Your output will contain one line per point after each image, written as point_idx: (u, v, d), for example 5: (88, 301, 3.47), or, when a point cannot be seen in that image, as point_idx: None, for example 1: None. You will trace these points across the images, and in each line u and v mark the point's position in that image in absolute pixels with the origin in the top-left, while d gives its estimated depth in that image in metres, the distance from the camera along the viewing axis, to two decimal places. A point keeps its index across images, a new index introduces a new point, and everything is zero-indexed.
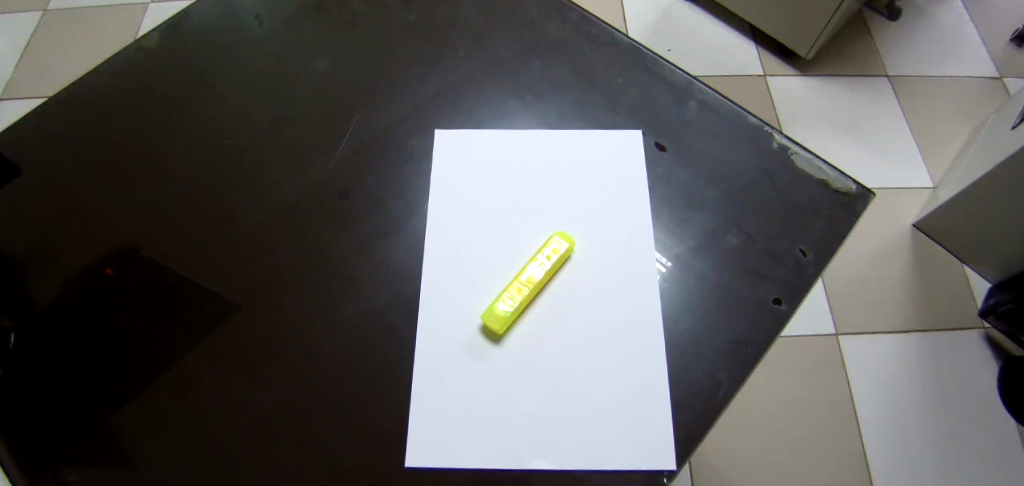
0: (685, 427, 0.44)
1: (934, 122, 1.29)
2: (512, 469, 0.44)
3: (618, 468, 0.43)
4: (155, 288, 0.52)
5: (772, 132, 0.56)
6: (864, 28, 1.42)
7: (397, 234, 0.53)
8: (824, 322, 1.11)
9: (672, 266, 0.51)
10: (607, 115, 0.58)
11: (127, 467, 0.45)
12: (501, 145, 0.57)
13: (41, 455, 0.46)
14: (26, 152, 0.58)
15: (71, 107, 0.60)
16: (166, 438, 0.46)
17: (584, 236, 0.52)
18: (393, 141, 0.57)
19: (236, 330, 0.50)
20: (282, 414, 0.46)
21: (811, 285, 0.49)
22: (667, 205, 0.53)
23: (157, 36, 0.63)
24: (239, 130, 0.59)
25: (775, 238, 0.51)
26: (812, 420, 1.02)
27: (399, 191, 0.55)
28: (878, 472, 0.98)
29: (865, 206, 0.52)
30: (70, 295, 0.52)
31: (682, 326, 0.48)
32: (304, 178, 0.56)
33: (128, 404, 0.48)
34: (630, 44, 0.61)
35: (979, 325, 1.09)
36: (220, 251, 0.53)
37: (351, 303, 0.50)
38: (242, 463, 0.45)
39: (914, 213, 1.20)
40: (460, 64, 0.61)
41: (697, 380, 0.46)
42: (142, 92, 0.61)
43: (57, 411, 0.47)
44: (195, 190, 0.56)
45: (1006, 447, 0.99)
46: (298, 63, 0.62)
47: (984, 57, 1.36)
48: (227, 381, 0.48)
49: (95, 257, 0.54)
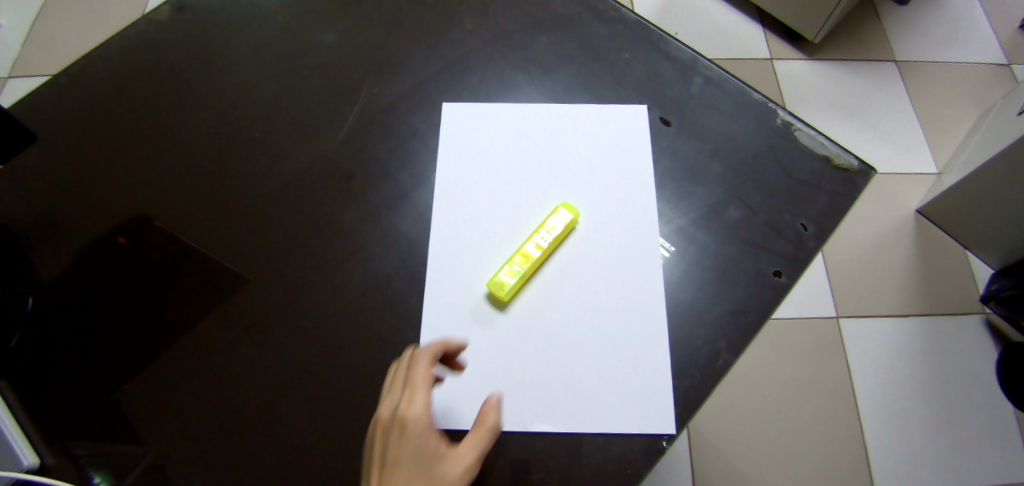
0: (684, 394, 0.46)
1: (939, 109, 1.28)
2: (514, 431, 0.45)
3: (620, 433, 0.45)
4: (167, 256, 0.53)
5: (776, 108, 0.56)
6: (873, 10, 1.40)
7: (404, 204, 0.54)
8: (825, 305, 1.12)
9: (675, 238, 0.51)
10: (613, 89, 0.58)
11: (145, 434, 0.47)
12: (506, 119, 0.57)
13: (60, 418, 0.48)
14: (41, 122, 0.59)
15: (80, 78, 0.60)
16: (181, 401, 0.48)
17: (588, 207, 0.53)
18: (401, 113, 0.58)
19: (246, 298, 0.51)
20: (293, 380, 0.48)
21: (810, 258, 0.50)
22: (671, 178, 0.54)
23: (169, 9, 0.64)
24: (248, 101, 0.59)
25: (778, 212, 0.52)
26: (811, 402, 1.03)
27: (407, 162, 0.55)
28: (875, 452, 1.00)
29: (867, 182, 0.52)
30: (83, 264, 0.53)
31: (684, 295, 0.49)
32: (312, 149, 0.57)
33: (144, 369, 0.49)
34: (637, 20, 0.61)
35: (980, 310, 1.10)
36: (231, 219, 0.54)
37: (360, 271, 0.51)
38: (253, 428, 0.46)
39: (918, 199, 1.20)
40: (466, 38, 0.61)
41: (697, 349, 0.47)
42: (151, 65, 0.61)
43: (73, 373, 0.49)
44: (205, 162, 0.57)
45: (1001, 429, 1.01)
46: (306, 34, 0.62)
47: (993, 44, 1.35)
48: (238, 348, 0.49)
49: (108, 226, 0.55)
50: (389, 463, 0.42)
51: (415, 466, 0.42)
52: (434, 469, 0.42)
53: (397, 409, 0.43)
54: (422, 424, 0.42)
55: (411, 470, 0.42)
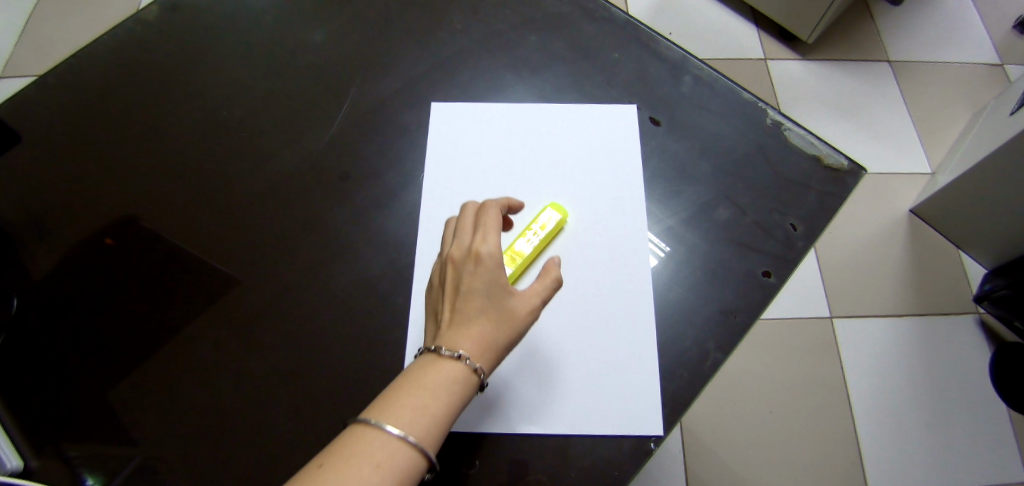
0: (672, 395, 0.46)
1: (932, 109, 1.29)
2: (501, 433, 0.45)
3: (608, 434, 0.45)
4: (154, 257, 0.53)
5: (766, 107, 0.56)
6: (866, 11, 1.40)
7: (392, 205, 0.53)
8: (818, 305, 1.12)
9: (663, 239, 0.51)
10: (603, 89, 0.58)
11: (131, 436, 0.46)
12: (495, 119, 0.57)
13: (45, 421, 0.47)
14: (27, 122, 0.58)
15: (67, 78, 0.60)
16: (167, 403, 0.47)
17: (577, 208, 0.53)
18: (390, 113, 0.57)
19: (233, 300, 0.51)
20: (280, 381, 0.47)
21: (799, 258, 0.50)
22: (660, 178, 0.53)
23: (157, 9, 0.63)
24: (236, 101, 0.59)
25: (767, 213, 0.52)
26: (804, 402, 1.03)
27: (395, 162, 0.55)
28: (868, 452, 1.00)
29: (857, 182, 0.52)
30: (69, 266, 0.53)
31: (673, 296, 0.49)
32: (300, 149, 0.56)
33: (130, 371, 0.49)
34: (627, 19, 0.61)
35: (973, 310, 1.10)
36: (218, 219, 0.54)
37: (347, 272, 0.51)
38: (240, 430, 0.46)
39: (912, 199, 1.20)
40: (456, 38, 0.61)
41: (685, 350, 0.47)
42: (138, 65, 0.61)
43: (58, 376, 0.49)
44: (192, 162, 0.56)
45: (994, 429, 1.01)
46: (294, 34, 0.62)
47: (986, 44, 1.35)
48: (224, 350, 0.49)
49: (95, 227, 0.54)
50: (463, 292, 0.41)
51: (489, 294, 0.41)
52: (506, 302, 0.41)
53: (470, 247, 0.42)
54: (496, 257, 0.42)
55: (485, 300, 0.41)
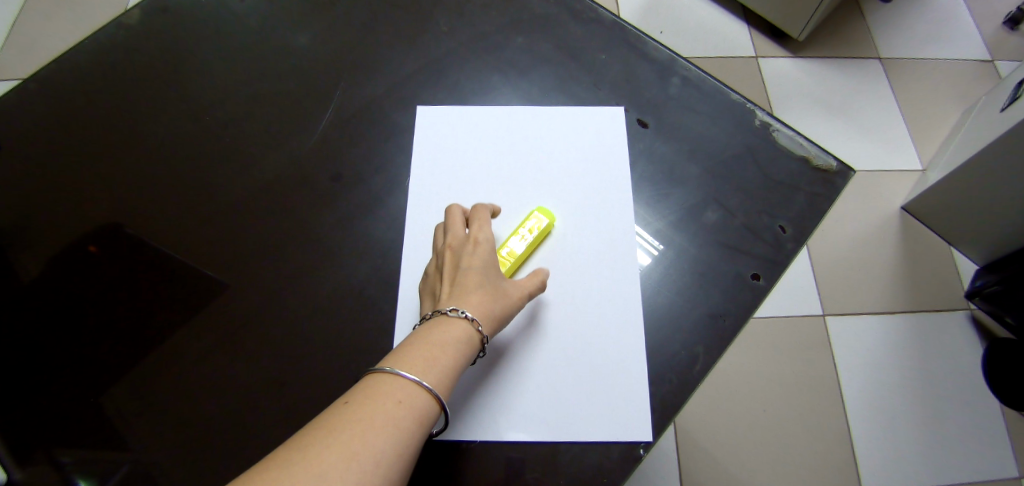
0: (662, 399, 0.45)
1: (923, 106, 1.29)
2: (489, 441, 0.44)
3: (597, 440, 0.44)
4: (139, 265, 0.52)
5: (754, 108, 0.55)
6: (857, 7, 1.40)
7: (378, 210, 0.53)
8: (811, 303, 1.12)
9: (652, 242, 0.51)
10: (591, 91, 0.57)
11: (116, 447, 0.46)
12: (482, 122, 0.56)
13: (28, 433, 0.46)
14: (8, 129, 0.57)
15: (48, 83, 0.59)
16: (152, 413, 0.47)
17: (565, 211, 0.52)
18: (376, 117, 0.57)
19: (218, 308, 0.50)
20: (266, 389, 0.47)
21: (788, 260, 0.49)
22: (648, 180, 0.53)
23: (138, 12, 0.62)
24: (220, 106, 0.58)
25: (756, 214, 0.51)
26: (798, 400, 1.03)
27: (381, 167, 0.55)
28: (862, 449, 1.00)
29: (846, 183, 0.52)
30: (53, 274, 0.52)
31: (661, 300, 0.49)
32: (285, 154, 0.56)
33: (115, 381, 0.48)
34: (614, 20, 0.61)
35: (965, 306, 1.10)
36: (203, 226, 0.53)
37: (333, 279, 0.50)
38: (227, 440, 0.45)
39: (903, 196, 1.20)
40: (442, 40, 0.60)
41: (674, 354, 0.47)
42: (120, 70, 0.60)
43: (41, 387, 0.48)
44: (176, 168, 0.56)
45: (986, 425, 1.01)
46: (279, 37, 0.61)
47: (976, 40, 1.35)
48: (210, 358, 0.48)
49: (79, 234, 0.53)
50: (462, 268, 0.44)
51: (487, 272, 0.44)
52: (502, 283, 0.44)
53: (469, 234, 0.46)
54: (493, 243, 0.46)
55: (482, 277, 0.44)
